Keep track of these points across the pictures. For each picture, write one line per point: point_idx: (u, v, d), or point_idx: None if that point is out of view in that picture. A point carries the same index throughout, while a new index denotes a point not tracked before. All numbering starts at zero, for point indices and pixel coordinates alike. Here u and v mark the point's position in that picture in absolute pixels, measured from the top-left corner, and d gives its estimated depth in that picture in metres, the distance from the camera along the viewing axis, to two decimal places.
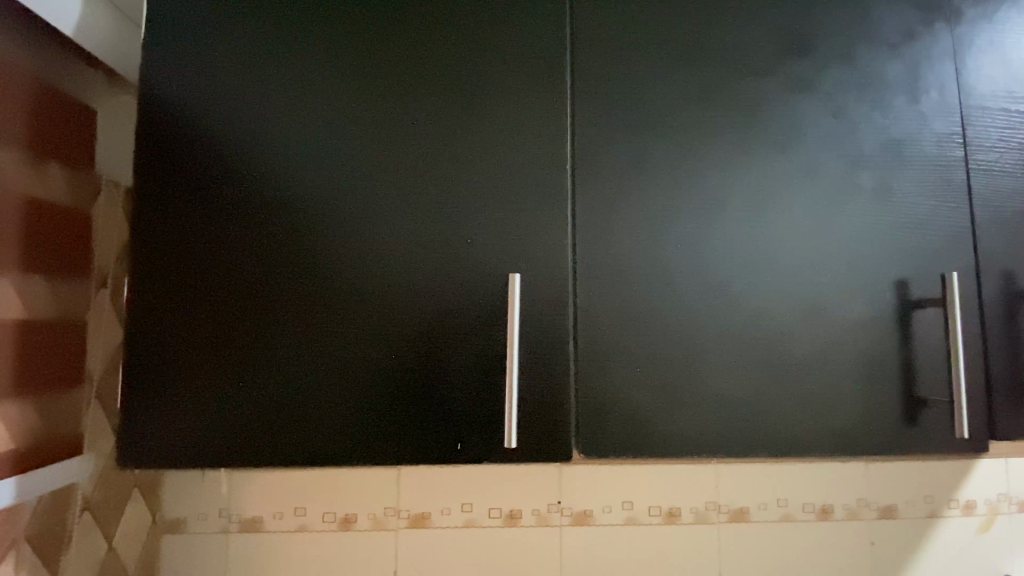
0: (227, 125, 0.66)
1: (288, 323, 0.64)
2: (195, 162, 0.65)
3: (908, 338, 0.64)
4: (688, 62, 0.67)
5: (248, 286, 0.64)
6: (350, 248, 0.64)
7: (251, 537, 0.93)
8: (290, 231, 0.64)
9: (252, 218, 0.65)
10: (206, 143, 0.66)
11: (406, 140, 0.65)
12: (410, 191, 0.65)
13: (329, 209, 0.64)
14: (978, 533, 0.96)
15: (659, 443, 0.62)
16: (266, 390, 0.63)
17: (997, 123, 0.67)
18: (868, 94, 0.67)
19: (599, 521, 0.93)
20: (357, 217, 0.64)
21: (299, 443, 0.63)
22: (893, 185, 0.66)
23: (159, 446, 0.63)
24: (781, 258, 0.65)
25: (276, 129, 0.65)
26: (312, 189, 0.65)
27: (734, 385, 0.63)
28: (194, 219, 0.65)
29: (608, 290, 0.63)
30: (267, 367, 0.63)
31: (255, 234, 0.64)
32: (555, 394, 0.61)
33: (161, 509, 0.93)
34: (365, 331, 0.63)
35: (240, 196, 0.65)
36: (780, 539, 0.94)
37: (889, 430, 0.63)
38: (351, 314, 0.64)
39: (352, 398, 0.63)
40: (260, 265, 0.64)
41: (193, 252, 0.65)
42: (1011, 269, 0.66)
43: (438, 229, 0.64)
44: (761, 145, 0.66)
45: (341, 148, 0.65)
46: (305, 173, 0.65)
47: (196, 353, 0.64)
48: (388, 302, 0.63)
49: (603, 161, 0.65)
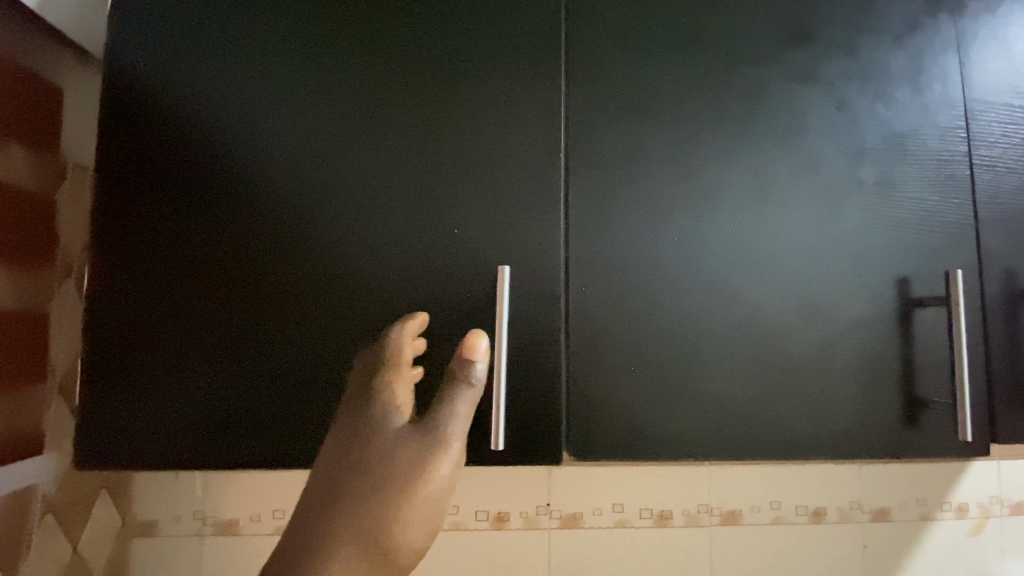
0: (199, 105, 0.62)
1: (261, 311, 0.60)
2: (161, 141, 0.62)
3: (908, 337, 0.62)
4: (687, 48, 0.64)
5: (217, 273, 0.60)
6: (327, 237, 0.61)
7: (227, 540, 0.90)
8: (262, 215, 0.61)
9: (222, 200, 0.61)
10: (176, 121, 0.62)
11: (392, 125, 0.62)
12: (395, 178, 0.61)
13: (306, 195, 0.61)
14: (970, 536, 0.95)
15: (654, 444, 0.59)
16: (235, 386, 0.60)
17: (1000, 118, 0.66)
18: (871, 85, 0.65)
19: (589, 524, 0.91)
20: (337, 202, 0.61)
21: (270, 443, 0.59)
22: (895, 180, 0.64)
23: (119, 446, 0.59)
24: (780, 252, 0.62)
25: (251, 108, 0.62)
26: (289, 171, 0.61)
27: (732, 385, 0.61)
28: (159, 201, 0.61)
29: (602, 285, 0.60)
30: (238, 359, 0.60)
31: (225, 218, 0.61)
32: (546, 394, 0.59)
33: (131, 511, 0.89)
34: (342, 324, 0.60)
35: (208, 178, 0.61)
36: (773, 542, 0.92)
37: (888, 433, 0.61)
38: (327, 303, 0.60)
39: (327, 394, 0.60)
40: (229, 249, 0.61)
41: (157, 236, 0.61)
42: (1014, 268, 0.64)
43: (425, 219, 0.61)
44: (762, 136, 0.64)
45: (322, 132, 0.62)
46: (282, 156, 0.61)
47: (160, 344, 0.60)
48: (366, 294, 0.60)
49: (597, 150, 0.62)
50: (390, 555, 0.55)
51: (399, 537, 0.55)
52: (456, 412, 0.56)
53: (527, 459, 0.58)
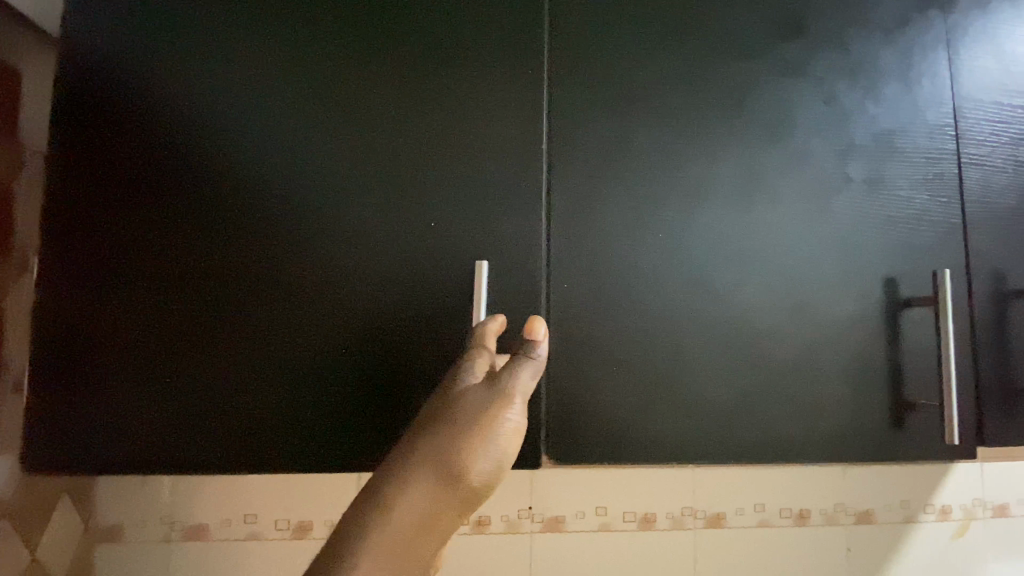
0: (163, 91, 0.59)
1: (231, 308, 0.57)
2: (125, 128, 0.58)
3: (897, 338, 0.61)
4: (674, 39, 0.62)
5: (184, 267, 0.57)
6: (294, 232, 0.58)
7: (196, 546, 0.86)
8: (234, 206, 0.58)
9: (190, 191, 0.58)
10: (139, 107, 0.59)
11: (368, 113, 0.59)
12: (371, 169, 0.59)
13: (274, 187, 0.58)
14: (953, 538, 0.94)
15: (637, 447, 0.57)
16: (195, 388, 0.56)
17: (989, 116, 0.65)
18: (860, 80, 0.64)
19: (572, 528, 0.88)
20: (310, 193, 0.58)
21: (230, 447, 0.56)
22: (883, 178, 0.63)
23: (68, 450, 0.55)
24: (768, 250, 0.61)
25: (221, 94, 0.59)
26: (261, 162, 0.58)
27: (718, 387, 0.59)
28: (122, 192, 0.58)
29: (584, 282, 0.58)
30: (206, 358, 0.57)
31: (187, 211, 0.58)
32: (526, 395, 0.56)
33: (95, 516, 0.85)
34: (310, 323, 0.57)
35: (168, 170, 0.58)
36: (756, 545, 0.91)
37: (874, 435, 0.60)
38: (302, 300, 0.57)
39: (293, 397, 0.57)
40: (197, 243, 0.58)
41: (120, 228, 0.57)
42: (1002, 268, 0.63)
43: (401, 212, 0.58)
44: (751, 131, 0.62)
45: (295, 120, 0.59)
46: (253, 145, 0.58)
47: (121, 344, 0.56)
48: (336, 292, 0.58)
49: (581, 143, 0.60)
50: (460, 498, 0.46)
51: (470, 484, 0.46)
52: (523, 371, 0.51)
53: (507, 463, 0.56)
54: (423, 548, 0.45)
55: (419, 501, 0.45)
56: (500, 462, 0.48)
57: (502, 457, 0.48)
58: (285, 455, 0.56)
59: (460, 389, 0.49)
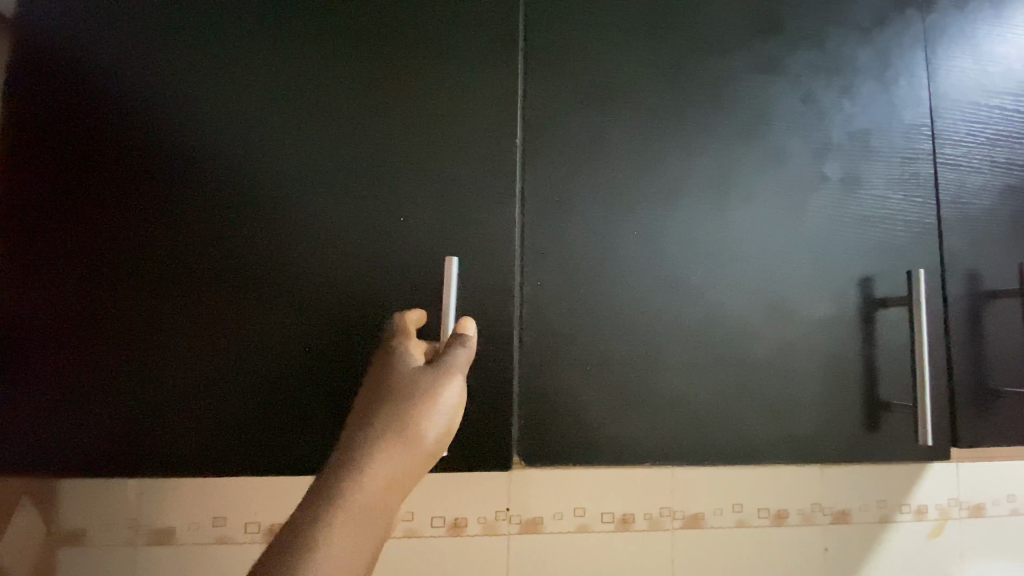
0: (122, 77, 0.56)
1: (196, 305, 0.55)
2: (84, 117, 0.56)
3: (872, 339, 0.61)
4: (651, 34, 0.61)
5: (147, 263, 0.55)
6: (259, 227, 0.56)
7: (162, 551, 0.83)
8: (201, 201, 0.56)
9: (155, 184, 0.56)
10: (99, 95, 0.56)
11: (337, 103, 0.58)
12: (339, 161, 0.57)
13: (238, 180, 0.56)
14: (929, 537, 0.95)
15: (610, 448, 0.56)
16: (152, 388, 0.54)
17: (966, 117, 0.65)
18: (837, 79, 0.63)
19: (549, 529, 0.87)
20: (277, 186, 0.56)
21: (190, 449, 0.54)
22: (860, 177, 0.62)
23: (13, 452, 0.52)
24: (743, 249, 0.60)
25: (183, 83, 0.57)
26: (227, 153, 0.56)
27: (692, 388, 0.58)
28: (81, 184, 0.55)
29: (557, 280, 0.57)
30: (170, 358, 0.54)
31: (146, 203, 0.55)
32: (496, 395, 0.55)
33: (56, 519, 0.82)
34: (274, 321, 0.55)
35: (127, 160, 0.56)
36: (734, 546, 0.91)
37: (849, 436, 0.60)
38: (269, 297, 0.55)
39: (256, 398, 0.55)
40: (162, 237, 0.55)
41: (76, 223, 0.55)
42: (977, 269, 0.63)
43: (369, 206, 0.56)
44: (728, 128, 0.61)
45: (261, 111, 0.57)
46: (214, 135, 0.56)
47: (73, 340, 0.54)
48: (302, 289, 0.56)
49: (556, 138, 0.59)
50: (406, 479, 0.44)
51: (422, 451, 0.45)
52: (459, 351, 0.50)
53: (477, 466, 0.54)
54: (386, 516, 0.42)
55: (377, 468, 0.43)
56: (449, 430, 0.47)
57: (449, 425, 0.47)
58: (252, 459, 0.54)
59: (404, 371, 0.48)
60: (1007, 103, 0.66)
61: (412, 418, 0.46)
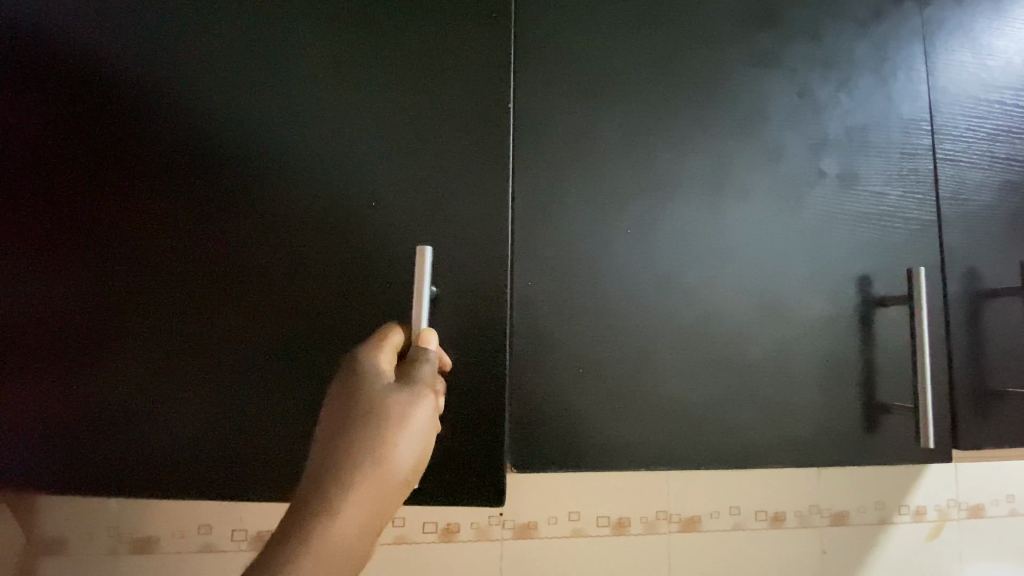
0: (80, 47, 0.51)
1: (161, 303, 0.49)
2: (44, 90, 0.50)
3: (871, 338, 0.59)
4: (645, 27, 0.60)
5: (99, 263, 0.49)
6: (230, 216, 0.50)
7: (145, 560, 0.81)
8: (162, 193, 0.50)
9: (121, 166, 0.50)
10: (59, 65, 0.51)
11: (308, 79, 0.52)
12: (308, 139, 0.51)
13: (209, 164, 0.51)
14: (927, 539, 0.94)
15: (604, 453, 0.55)
16: (111, 396, 0.48)
17: (965, 111, 0.64)
18: (834, 72, 0.62)
19: (543, 534, 0.86)
20: (240, 180, 0.51)
21: (151, 465, 0.48)
22: (857, 172, 0.61)
23: None
24: (740, 247, 0.59)
25: (142, 51, 0.51)
26: (197, 132, 0.51)
27: (687, 389, 0.56)
28: (37, 172, 0.50)
29: (549, 280, 0.55)
30: (125, 370, 0.49)
31: (108, 189, 0.50)
32: (484, 407, 0.50)
33: (36, 526, 0.80)
34: (246, 321, 0.50)
35: (90, 140, 0.50)
36: (731, 549, 0.89)
37: (848, 438, 0.58)
38: (241, 293, 0.50)
39: (224, 407, 0.49)
40: (117, 235, 0.50)
41: (34, 210, 0.50)
42: (977, 267, 0.62)
43: (342, 187, 0.51)
44: (722, 123, 0.60)
45: (227, 86, 0.51)
46: (183, 113, 0.51)
47: (26, 341, 0.48)
48: (276, 286, 0.50)
49: (547, 133, 0.57)
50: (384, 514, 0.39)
51: (399, 478, 0.40)
52: (427, 364, 0.45)
53: (460, 493, 0.49)
54: (364, 552, 0.38)
55: (351, 511, 0.38)
56: (428, 448, 0.42)
57: (426, 447, 0.42)
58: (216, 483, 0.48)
59: (365, 393, 0.43)
60: (1006, 97, 0.65)
61: (382, 446, 0.40)
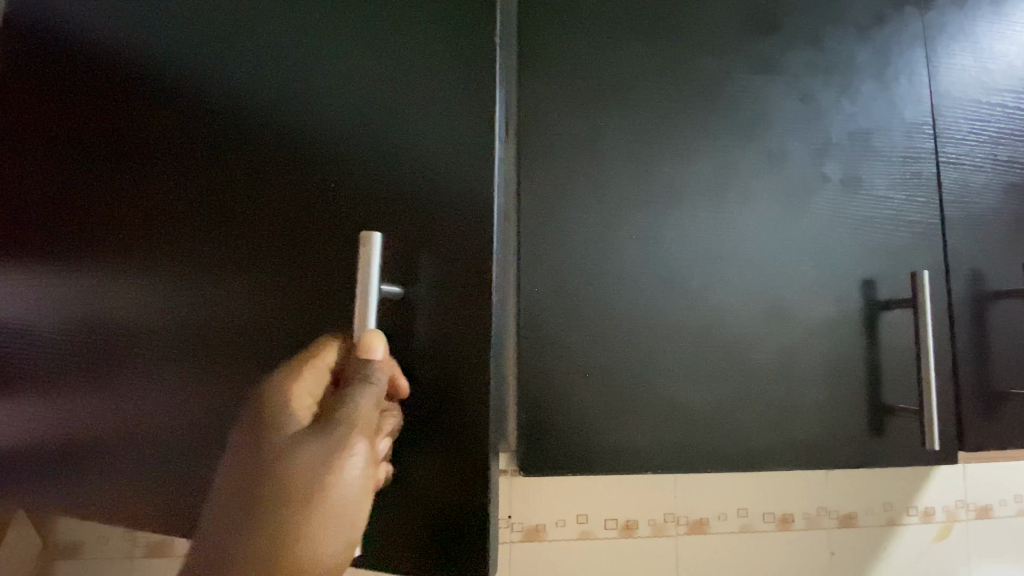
0: (137, 67, 0.55)
1: (198, 305, 0.52)
2: (113, 112, 0.56)
3: (875, 341, 0.60)
4: (649, 35, 0.61)
5: (139, 287, 0.54)
6: (250, 217, 0.51)
7: (159, 563, 0.82)
8: (197, 210, 0.53)
9: (168, 177, 0.54)
10: (123, 87, 0.56)
11: (317, 62, 0.49)
12: (318, 124, 0.49)
13: (233, 168, 0.51)
14: (936, 540, 0.94)
15: (611, 457, 0.55)
16: (171, 391, 0.52)
17: (967, 115, 0.64)
18: (836, 78, 0.62)
19: (551, 537, 0.86)
20: (259, 180, 0.50)
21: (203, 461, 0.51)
22: (860, 177, 0.61)
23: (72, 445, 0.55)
24: (744, 251, 0.59)
25: (183, 61, 0.54)
26: (226, 136, 0.52)
27: (693, 393, 0.57)
28: (110, 187, 0.56)
29: (556, 286, 0.56)
30: (175, 372, 0.52)
31: (160, 200, 0.54)
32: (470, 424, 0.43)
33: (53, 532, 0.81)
34: (266, 323, 0.49)
35: (146, 155, 0.55)
36: (739, 551, 0.90)
37: (854, 441, 0.59)
38: (261, 293, 0.50)
39: None
40: (165, 254, 0.53)
41: (109, 223, 0.56)
42: (982, 269, 0.62)
43: (349, 173, 0.47)
44: (724, 130, 0.60)
45: (250, 81, 0.51)
46: (214, 119, 0.52)
47: (108, 339, 0.55)
48: (290, 286, 0.48)
49: (552, 142, 0.58)
50: None
51: (318, 545, 0.37)
52: (367, 391, 0.40)
53: (438, 533, 0.43)
54: None
55: None
56: (365, 493, 0.39)
57: (357, 506, 0.39)
58: None
59: (287, 435, 0.39)
60: (1008, 100, 0.65)
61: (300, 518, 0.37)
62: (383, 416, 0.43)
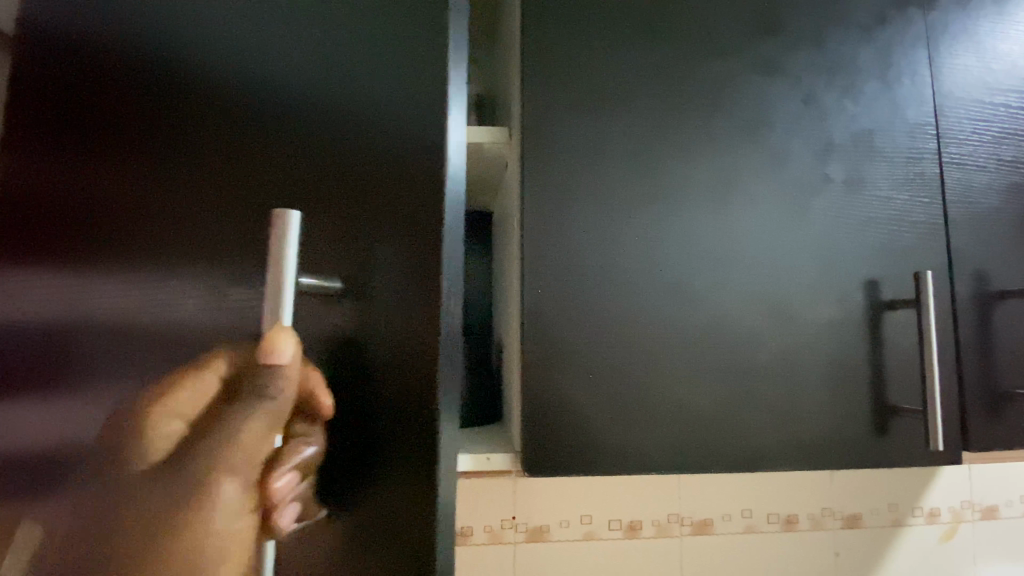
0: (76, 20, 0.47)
1: (139, 297, 0.43)
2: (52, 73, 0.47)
3: (879, 341, 0.60)
4: (652, 38, 0.61)
5: (70, 288, 0.44)
6: (209, 188, 0.43)
7: None
8: (143, 183, 0.44)
9: (110, 145, 0.45)
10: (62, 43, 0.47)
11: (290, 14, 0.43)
12: (293, 83, 0.42)
13: (192, 130, 0.43)
14: (941, 541, 0.93)
15: (616, 458, 0.56)
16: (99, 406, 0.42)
17: (971, 115, 0.64)
18: (839, 79, 0.62)
19: (555, 537, 0.86)
20: (223, 145, 0.43)
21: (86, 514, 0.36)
22: (863, 178, 0.62)
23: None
24: (747, 252, 0.59)
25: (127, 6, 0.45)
26: (181, 93, 0.44)
27: (697, 393, 0.57)
28: (44, 160, 0.47)
29: (559, 287, 0.56)
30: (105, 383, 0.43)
31: (98, 172, 0.45)
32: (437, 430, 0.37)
33: None
34: (223, 314, 0.41)
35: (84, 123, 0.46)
36: (743, 551, 0.90)
37: (858, 441, 0.59)
38: (220, 278, 0.41)
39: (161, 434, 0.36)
40: (102, 237, 0.44)
41: (40, 203, 0.47)
42: (986, 270, 0.62)
43: (331, 138, 0.41)
44: (727, 132, 0.60)
45: (211, 30, 0.44)
46: (166, 72, 0.44)
47: (31, 343, 0.45)
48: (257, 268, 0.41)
49: (556, 144, 0.58)
50: None
51: None
52: (253, 417, 0.34)
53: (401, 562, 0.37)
54: None
55: None
56: (233, 529, 0.33)
57: (217, 552, 0.33)
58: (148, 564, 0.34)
59: (155, 458, 0.34)
60: (1012, 100, 0.65)
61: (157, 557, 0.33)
62: (293, 440, 0.36)
